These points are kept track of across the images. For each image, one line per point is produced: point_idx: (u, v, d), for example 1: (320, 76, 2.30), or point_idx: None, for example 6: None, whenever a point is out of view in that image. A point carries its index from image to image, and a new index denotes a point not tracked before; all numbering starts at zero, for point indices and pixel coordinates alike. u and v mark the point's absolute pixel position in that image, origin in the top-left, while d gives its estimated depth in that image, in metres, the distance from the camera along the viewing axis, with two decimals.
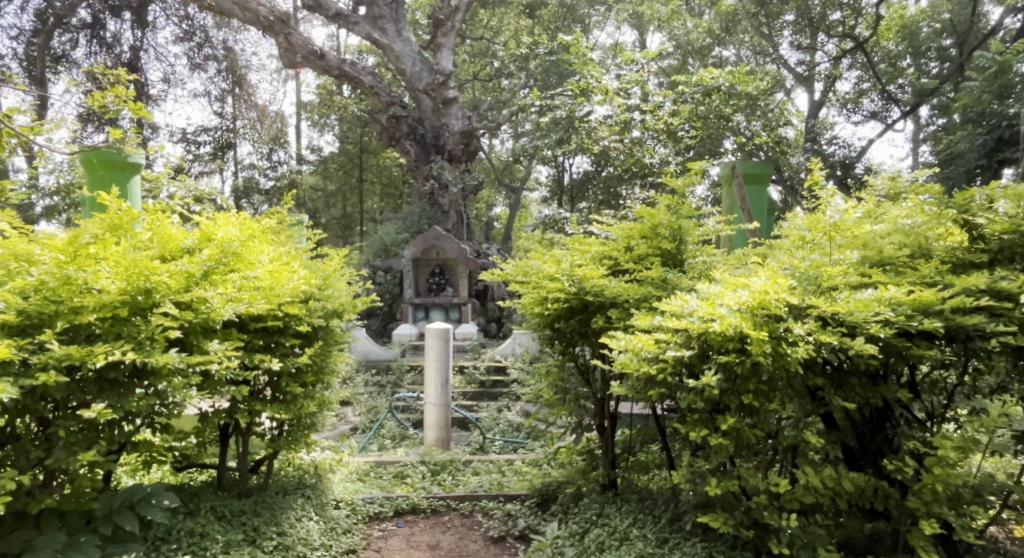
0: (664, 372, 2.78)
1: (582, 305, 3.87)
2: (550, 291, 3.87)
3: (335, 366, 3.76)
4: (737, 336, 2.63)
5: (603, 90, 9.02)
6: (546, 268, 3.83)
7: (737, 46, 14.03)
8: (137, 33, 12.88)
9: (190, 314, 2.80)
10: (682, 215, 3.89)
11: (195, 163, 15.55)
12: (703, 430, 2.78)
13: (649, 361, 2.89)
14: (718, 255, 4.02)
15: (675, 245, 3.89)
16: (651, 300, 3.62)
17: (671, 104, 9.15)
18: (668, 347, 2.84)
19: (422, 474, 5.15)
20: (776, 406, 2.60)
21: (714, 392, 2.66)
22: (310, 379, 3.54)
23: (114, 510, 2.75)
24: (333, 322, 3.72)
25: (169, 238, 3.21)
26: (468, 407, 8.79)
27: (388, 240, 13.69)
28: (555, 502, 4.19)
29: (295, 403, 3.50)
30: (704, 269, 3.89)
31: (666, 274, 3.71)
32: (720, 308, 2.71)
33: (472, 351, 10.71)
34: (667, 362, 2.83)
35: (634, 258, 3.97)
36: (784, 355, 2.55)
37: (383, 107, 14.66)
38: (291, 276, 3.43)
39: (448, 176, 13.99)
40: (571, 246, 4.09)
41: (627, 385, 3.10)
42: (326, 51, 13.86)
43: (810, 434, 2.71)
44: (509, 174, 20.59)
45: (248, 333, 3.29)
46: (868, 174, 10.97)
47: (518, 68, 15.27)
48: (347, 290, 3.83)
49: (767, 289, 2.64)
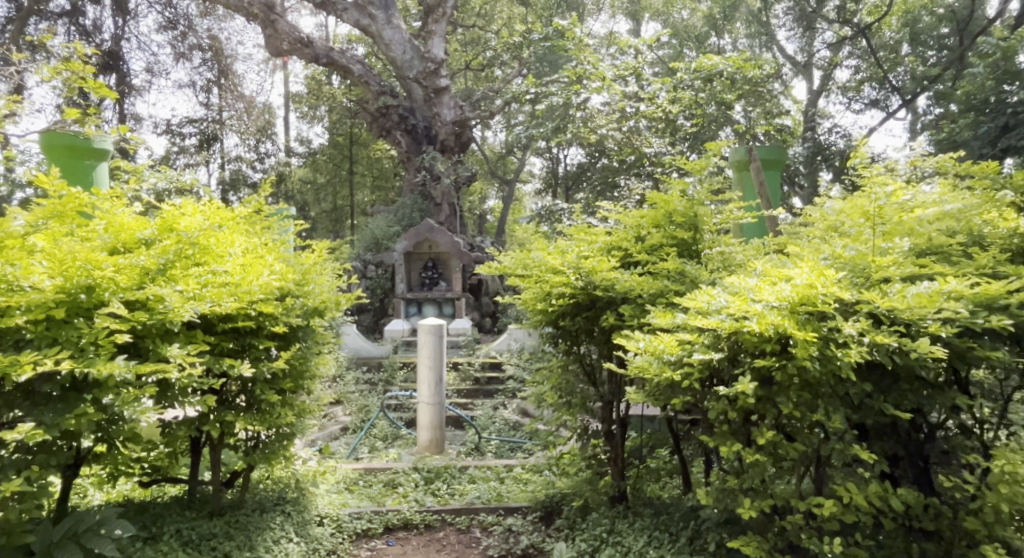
0: (693, 378, 2.42)
1: (590, 300, 3.52)
2: (554, 285, 3.53)
3: (316, 370, 3.38)
4: (777, 337, 2.27)
5: (600, 77, 8.79)
6: (551, 261, 3.47)
7: (736, 33, 13.67)
8: (118, 21, 12.47)
9: (142, 315, 2.41)
10: (700, 201, 3.52)
11: (181, 156, 15.06)
12: (736, 444, 2.40)
13: (671, 366, 2.53)
14: (737, 244, 3.67)
15: (694, 234, 3.52)
16: (668, 295, 3.25)
17: (672, 90, 8.78)
18: (693, 349, 2.48)
19: (415, 482, 4.80)
20: (822, 417, 2.23)
21: (749, 400, 2.29)
22: (288, 386, 3.17)
23: (55, 543, 2.40)
24: (314, 322, 3.32)
25: (123, 227, 2.81)
26: (463, 404, 8.44)
27: (379, 234, 13.30)
28: (560, 516, 3.86)
29: (271, 413, 3.12)
30: (723, 261, 3.53)
31: (684, 266, 3.34)
32: (756, 304, 2.35)
33: (466, 347, 10.37)
34: (693, 367, 2.46)
35: (646, 248, 3.59)
36: (833, 360, 2.19)
37: (373, 96, 14.27)
38: (265, 270, 3.04)
39: (440, 167, 13.53)
40: (575, 236, 3.73)
41: (644, 391, 2.77)
42: (313, 39, 13.38)
43: (859, 447, 2.34)
44: (502, 166, 20.16)
45: (215, 335, 2.91)
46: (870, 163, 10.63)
47: (511, 57, 14.88)
48: (330, 286, 3.44)
49: (812, 282, 2.26)
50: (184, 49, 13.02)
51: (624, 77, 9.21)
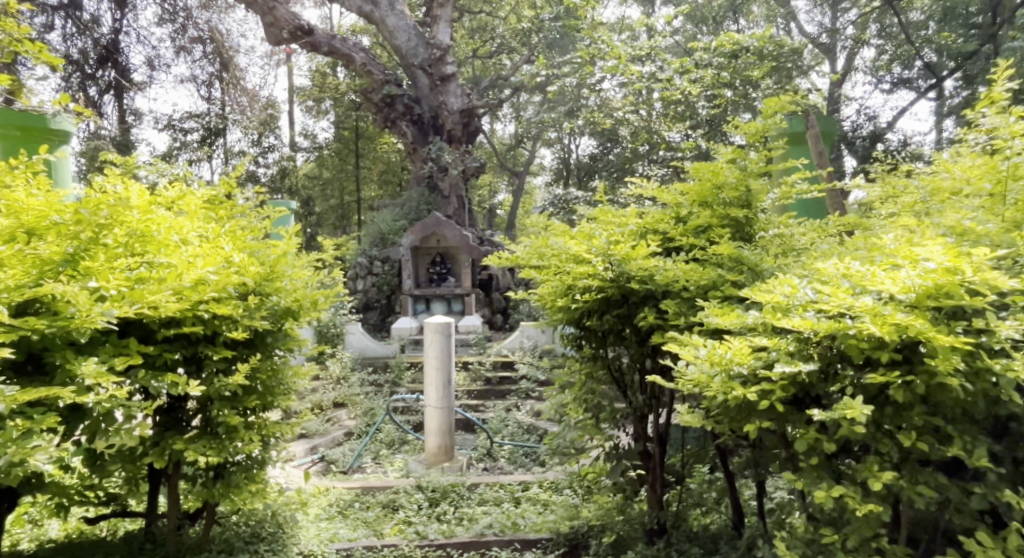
0: (775, 397, 1.79)
1: (621, 294, 2.91)
2: (577, 277, 2.92)
3: (292, 385, 2.77)
4: (899, 343, 1.64)
5: (616, 56, 8.14)
6: (574, 246, 2.87)
7: (755, 15, 12.94)
8: (117, 14, 11.98)
9: (38, 323, 1.83)
10: (754, 172, 2.88)
11: (184, 152, 14.66)
12: (833, 484, 1.78)
13: (742, 382, 1.90)
14: (800, 225, 3.01)
15: (748, 212, 2.87)
16: (723, 287, 2.60)
17: (693, 69, 8.11)
18: (771, 359, 1.86)
19: (418, 504, 4.24)
20: (966, 454, 1.60)
21: (857, 430, 1.67)
22: (254, 404, 2.58)
23: None
24: (287, 325, 2.72)
25: (24, 206, 2.08)
26: (473, 407, 7.84)
27: (385, 228, 12.67)
28: (588, 552, 3.28)
29: (231, 441, 2.52)
30: (784, 245, 2.89)
31: (740, 250, 2.70)
32: (863, 299, 1.72)
33: (477, 345, 9.78)
34: (774, 383, 1.84)
35: (688, 230, 2.96)
36: (984, 375, 1.55)
37: (378, 86, 13.47)
38: (219, 263, 2.44)
39: (447, 158, 12.86)
40: (600, 218, 3.11)
41: (700, 411, 2.16)
42: (314, 27, 12.80)
43: (1010, 493, 1.69)
44: (512, 157, 19.49)
45: (157, 344, 2.32)
46: (897, 148, 9.96)
47: (518, 44, 14.23)
48: (307, 281, 2.84)
49: (949, 268, 1.62)
50: (185, 42, 12.47)
51: (640, 58, 8.56)
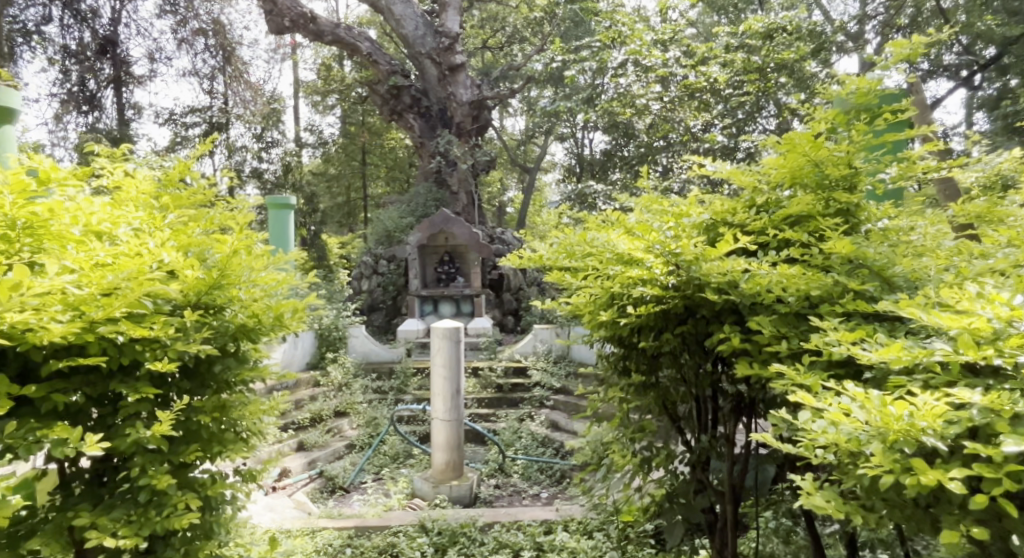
0: (1001, 489, 1.08)
1: (686, 305, 2.20)
2: (629, 282, 2.22)
3: (251, 424, 2.07)
4: None
5: (641, 37, 7.37)
6: (625, 243, 2.16)
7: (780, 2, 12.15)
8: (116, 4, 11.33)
9: None
10: (864, 144, 2.16)
11: (184, 147, 13.93)
12: None
13: (932, 456, 1.18)
14: (917, 216, 2.30)
15: (857, 197, 2.15)
16: (837, 300, 1.89)
17: (723, 53, 7.30)
18: (982, 422, 1.15)
19: (422, 551, 3.55)
20: None
21: None
22: (194, 454, 1.87)
23: None
24: (243, 347, 2.04)
25: None
26: (484, 416, 7.15)
27: (391, 225, 11.90)
28: None
29: (159, 510, 1.80)
30: (900, 241, 2.18)
31: (856, 246, 1.98)
32: None
33: (488, 349, 9.05)
34: (1000, 463, 1.11)
35: (773, 220, 2.26)
36: None
37: (383, 77, 12.75)
38: (136, 266, 1.75)
39: (456, 151, 12.17)
40: (654, 207, 2.41)
41: (834, 486, 1.45)
42: (317, 15, 12.06)
43: None
44: (523, 153, 18.71)
45: (48, 381, 1.65)
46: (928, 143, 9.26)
47: (531, 34, 13.54)
48: (271, 288, 2.15)
49: None
50: (187, 34, 11.88)
51: (666, 41, 7.78)
